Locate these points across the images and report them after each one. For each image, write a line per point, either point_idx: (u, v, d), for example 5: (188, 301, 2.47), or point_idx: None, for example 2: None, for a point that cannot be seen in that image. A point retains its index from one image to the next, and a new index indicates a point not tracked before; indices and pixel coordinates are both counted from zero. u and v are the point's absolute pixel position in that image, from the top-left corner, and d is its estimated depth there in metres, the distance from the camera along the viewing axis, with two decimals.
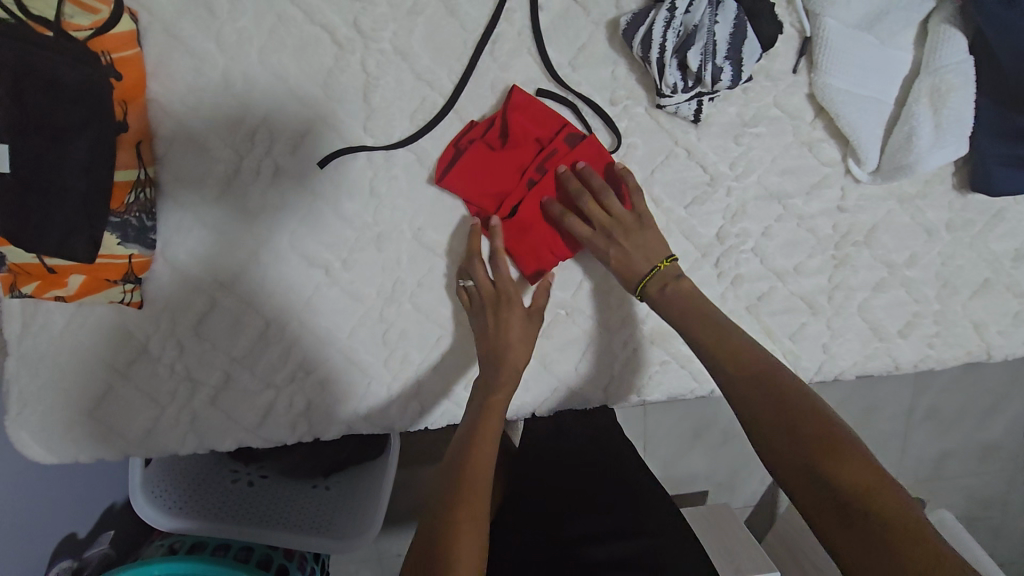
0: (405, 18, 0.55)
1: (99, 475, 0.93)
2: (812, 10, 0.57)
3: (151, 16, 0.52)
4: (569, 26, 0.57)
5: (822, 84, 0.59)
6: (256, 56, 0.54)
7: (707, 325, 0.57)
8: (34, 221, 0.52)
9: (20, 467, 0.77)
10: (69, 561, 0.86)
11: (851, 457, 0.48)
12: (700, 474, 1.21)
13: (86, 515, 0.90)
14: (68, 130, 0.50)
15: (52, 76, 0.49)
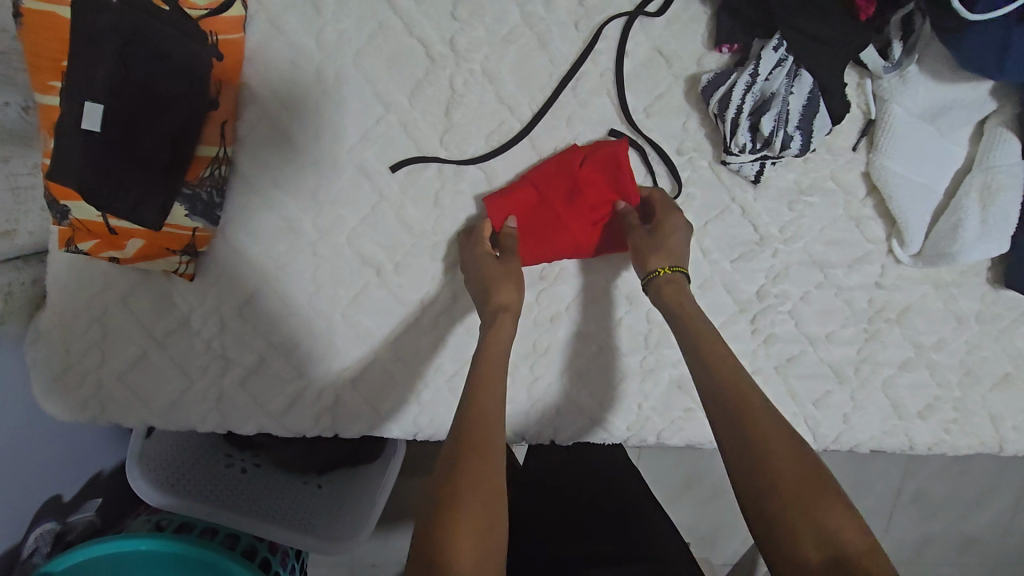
0: (498, 43, 0.57)
1: (94, 439, 0.92)
2: (881, 95, 0.60)
3: (259, 6, 0.54)
4: (650, 75, 0.59)
5: (881, 166, 0.61)
6: (351, 57, 0.56)
7: (709, 345, 0.55)
8: (113, 181, 0.54)
9: (21, 421, 0.76)
10: (52, 524, 0.84)
11: (809, 466, 0.48)
12: (685, 525, 1.20)
13: (74, 479, 0.88)
14: (163, 100, 0.52)
15: (160, 48, 0.51)
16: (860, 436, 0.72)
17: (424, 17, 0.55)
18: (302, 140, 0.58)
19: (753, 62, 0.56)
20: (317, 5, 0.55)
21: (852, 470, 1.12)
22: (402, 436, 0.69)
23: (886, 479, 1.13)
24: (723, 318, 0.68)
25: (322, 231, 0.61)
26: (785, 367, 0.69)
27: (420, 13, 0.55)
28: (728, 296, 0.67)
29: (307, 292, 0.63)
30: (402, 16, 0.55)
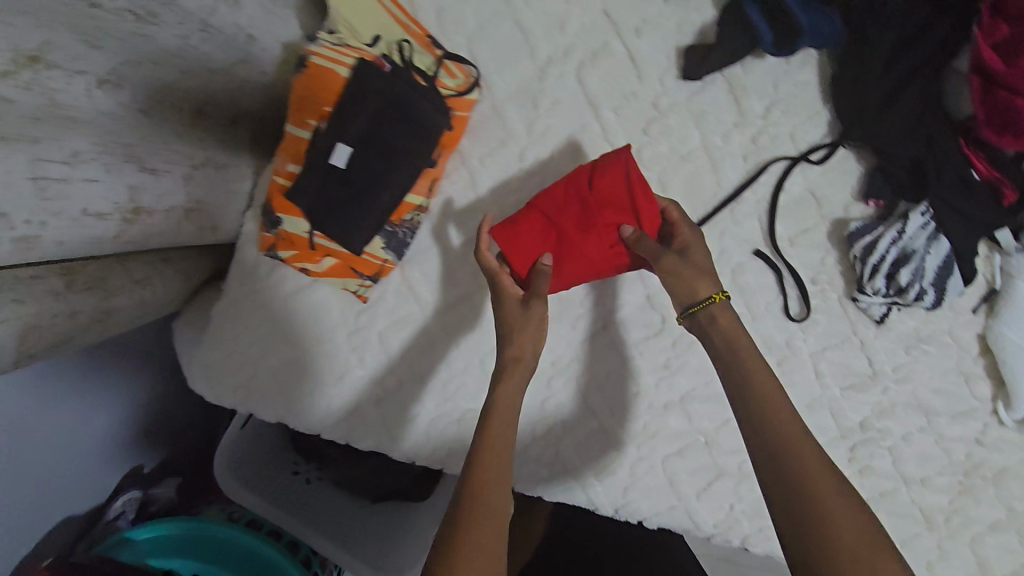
0: (676, 160, 0.66)
1: (171, 416, 0.98)
2: (1006, 270, 0.66)
3: (488, 95, 0.66)
4: (800, 210, 0.67)
5: (999, 333, 0.66)
6: (551, 147, 0.66)
7: (753, 376, 0.51)
8: (336, 208, 0.63)
9: (93, 399, 0.80)
10: (136, 493, 0.93)
11: (858, 518, 0.45)
12: None
13: (152, 451, 0.95)
14: (398, 154, 0.62)
15: (410, 114, 0.62)
16: None
17: (620, 127, 0.65)
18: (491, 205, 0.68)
19: (901, 221, 0.63)
20: (535, 103, 0.65)
21: None
22: None
23: None
24: (824, 440, 0.71)
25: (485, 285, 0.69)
26: (877, 501, 0.72)
27: (617, 123, 0.65)
28: (832, 421, 0.71)
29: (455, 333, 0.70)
30: (602, 124, 0.65)
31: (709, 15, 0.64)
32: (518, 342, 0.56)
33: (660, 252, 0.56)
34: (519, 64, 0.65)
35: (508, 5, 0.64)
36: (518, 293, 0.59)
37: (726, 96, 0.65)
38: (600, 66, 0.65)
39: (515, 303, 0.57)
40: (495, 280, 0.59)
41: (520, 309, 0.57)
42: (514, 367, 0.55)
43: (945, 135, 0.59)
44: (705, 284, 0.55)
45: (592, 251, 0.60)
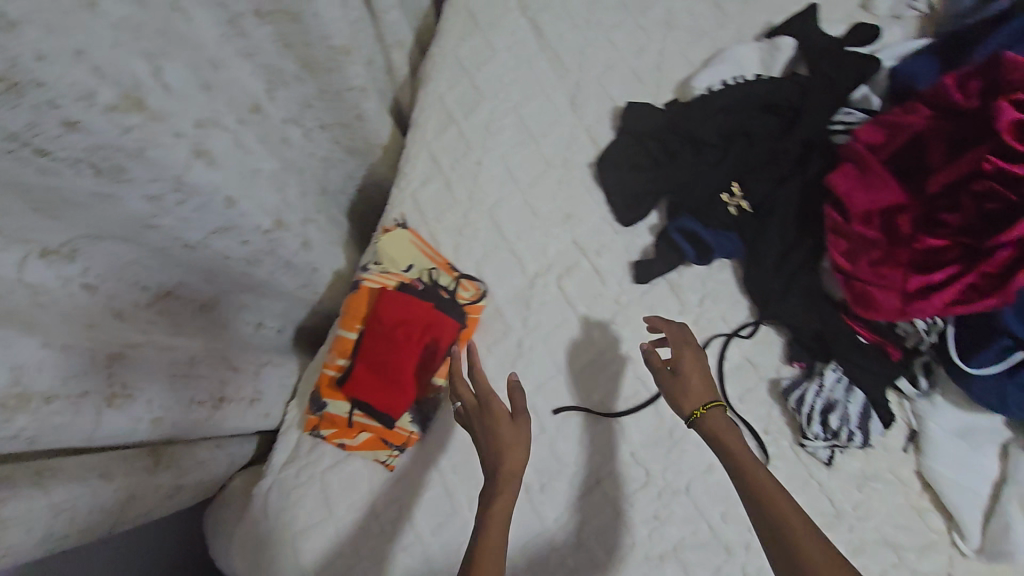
0: (638, 340, 0.86)
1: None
2: (918, 412, 0.83)
3: (493, 299, 0.88)
4: (741, 376, 0.85)
5: (930, 467, 0.80)
6: (541, 335, 0.86)
7: (734, 439, 0.64)
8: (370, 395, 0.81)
9: None
10: None
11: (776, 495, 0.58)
12: None
13: None
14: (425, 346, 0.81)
15: (434, 314, 0.81)
16: None
17: (592, 319, 0.87)
18: (498, 382, 0.85)
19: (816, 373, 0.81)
20: (527, 303, 0.87)
21: None
22: None
23: None
24: None
25: None
26: None
27: (590, 316, 0.87)
28: None
29: (468, 495, 0.80)
30: (578, 317, 0.87)
31: (649, 239, 0.90)
32: (513, 449, 0.65)
33: (664, 369, 0.71)
34: (515, 278, 0.88)
35: (505, 240, 0.90)
36: (505, 414, 0.68)
37: (668, 293, 0.88)
38: (574, 277, 0.88)
39: (504, 422, 0.67)
40: (487, 401, 0.70)
41: (513, 427, 0.67)
42: (502, 433, 0.66)
43: (823, 306, 0.81)
44: (690, 401, 0.68)
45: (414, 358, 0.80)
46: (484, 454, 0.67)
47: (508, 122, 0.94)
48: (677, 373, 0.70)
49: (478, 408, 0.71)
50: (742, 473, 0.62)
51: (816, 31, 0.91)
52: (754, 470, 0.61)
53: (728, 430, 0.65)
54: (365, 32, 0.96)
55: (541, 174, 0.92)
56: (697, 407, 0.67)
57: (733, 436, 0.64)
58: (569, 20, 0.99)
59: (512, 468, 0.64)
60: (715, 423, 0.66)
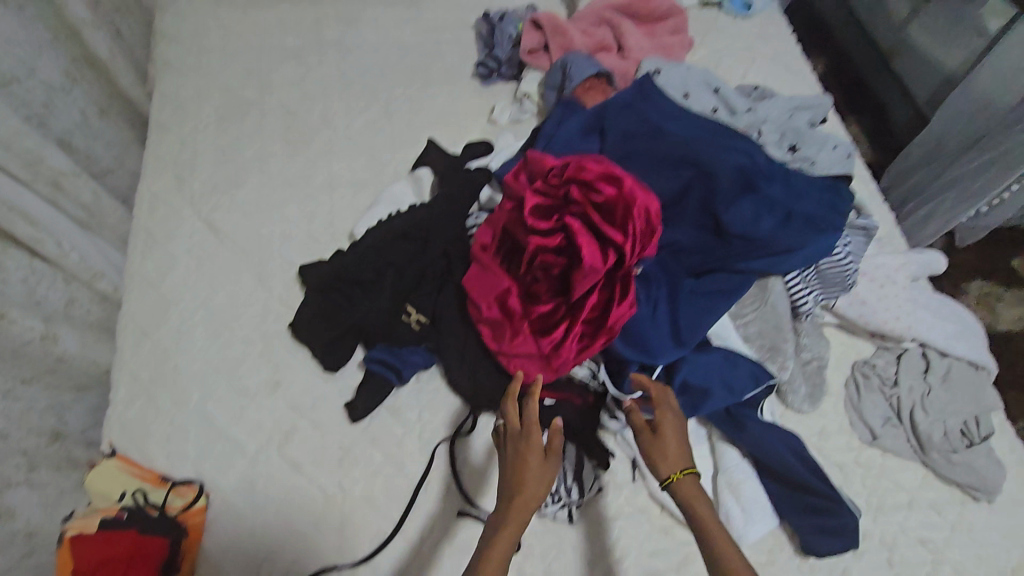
0: (371, 475, 0.89)
1: None
2: (627, 441, 0.90)
3: (216, 492, 0.86)
4: (477, 470, 0.88)
5: (653, 489, 0.88)
6: (274, 511, 0.86)
7: (692, 497, 0.69)
8: None
9: None
10: None
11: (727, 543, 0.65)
12: None
13: None
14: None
15: (127, 540, 0.79)
16: None
17: (321, 474, 0.88)
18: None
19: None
20: (252, 482, 0.87)
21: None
22: None
23: None
24: None
25: None
26: None
27: (319, 470, 0.89)
28: None
29: None
30: (306, 477, 0.88)
31: (359, 376, 0.95)
32: (538, 480, 0.68)
33: (644, 429, 0.74)
34: (236, 463, 0.89)
35: (219, 429, 0.91)
36: (540, 455, 0.69)
37: (389, 419, 0.93)
38: (295, 439, 0.91)
39: (536, 459, 0.68)
40: (527, 431, 0.71)
41: (543, 461, 0.69)
42: (524, 477, 0.67)
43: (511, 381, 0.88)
44: (666, 463, 0.72)
45: None
46: (506, 470, 0.69)
47: (199, 316, 0.98)
48: (653, 433, 0.74)
49: (518, 436, 0.71)
50: (708, 537, 0.66)
51: (442, 156, 1.06)
52: (715, 536, 0.66)
53: (698, 498, 0.69)
54: (38, 284, 0.99)
55: (242, 353, 0.96)
56: (671, 473, 0.70)
57: (695, 500, 0.69)
58: (240, 207, 1.07)
59: (519, 512, 0.66)
60: (685, 492, 0.69)
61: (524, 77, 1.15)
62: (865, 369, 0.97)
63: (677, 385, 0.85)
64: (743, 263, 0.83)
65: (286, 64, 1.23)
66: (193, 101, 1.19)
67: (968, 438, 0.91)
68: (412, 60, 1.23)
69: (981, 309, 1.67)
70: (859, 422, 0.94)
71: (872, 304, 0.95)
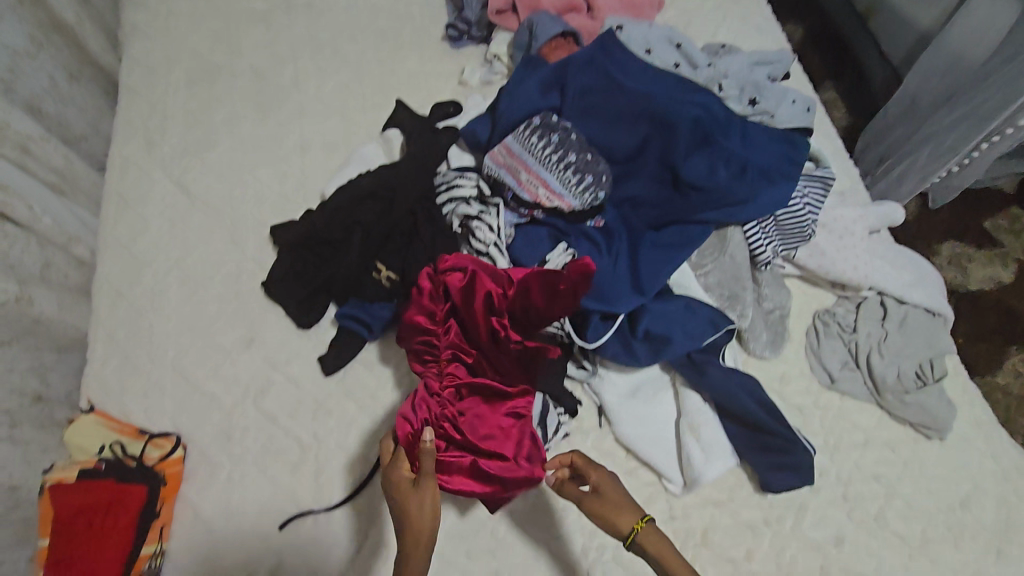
0: (345, 426, 0.91)
1: None
2: (595, 390, 0.93)
3: (193, 445, 0.88)
4: None
5: (618, 431, 0.91)
6: (252, 461, 0.88)
7: (650, 537, 0.71)
8: None
9: None
10: None
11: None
12: None
13: None
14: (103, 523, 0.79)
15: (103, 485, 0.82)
16: None
17: (297, 426, 0.91)
18: (217, 522, 0.85)
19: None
20: (229, 435, 0.90)
21: None
22: None
23: None
24: None
25: None
26: None
27: (294, 422, 0.91)
28: None
29: None
30: (282, 428, 0.91)
31: (331, 332, 0.97)
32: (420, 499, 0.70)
33: (585, 496, 0.74)
34: (213, 416, 0.91)
35: (196, 385, 0.92)
36: (410, 479, 0.72)
37: (362, 372, 0.95)
38: (271, 392, 0.93)
39: (421, 496, 0.70)
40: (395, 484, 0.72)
41: (415, 487, 0.71)
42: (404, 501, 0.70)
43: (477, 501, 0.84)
44: (625, 519, 0.72)
45: (84, 542, 0.78)
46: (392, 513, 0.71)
47: (173, 277, 0.99)
48: (596, 494, 0.74)
49: (407, 486, 0.71)
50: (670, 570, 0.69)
51: (412, 116, 1.07)
52: (674, 563, 0.70)
53: (655, 539, 0.71)
54: (11, 246, 1.00)
55: (217, 310, 0.97)
56: (635, 525, 0.71)
57: (649, 533, 0.71)
58: (212, 170, 1.08)
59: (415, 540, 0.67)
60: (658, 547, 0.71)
61: (493, 39, 1.16)
62: (826, 317, 1.00)
63: (639, 336, 0.88)
64: (702, 214, 0.86)
65: (256, 29, 1.22)
66: (163, 66, 1.18)
67: (922, 380, 0.94)
68: (382, 22, 1.23)
69: (953, 269, 1.71)
70: (818, 367, 0.97)
71: (830, 255, 0.98)
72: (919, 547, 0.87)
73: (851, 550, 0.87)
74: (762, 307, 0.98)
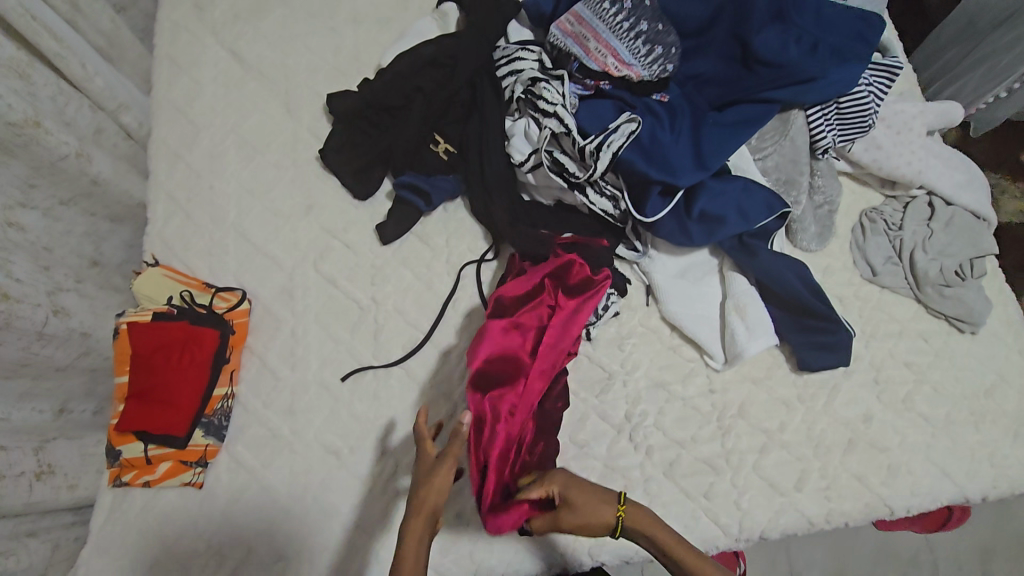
0: (402, 292, 0.94)
1: None
2: (644, 270, 0.96)
3: (259, 302, 0.92)
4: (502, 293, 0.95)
5: (665, 309, 0.94)
6: (315, 319, 0.92)
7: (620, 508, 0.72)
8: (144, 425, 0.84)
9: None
10: None
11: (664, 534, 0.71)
12: None
13: None
14: (181, 362, 0.86)
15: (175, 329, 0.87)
16: (761, 520, 0.87)
17: (356, 289, 0.94)
18: (282, 372, 0.89)
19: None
20: (292, 294, 0.93)
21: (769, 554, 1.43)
22: None
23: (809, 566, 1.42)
24: (607, 442, 0.91)
25: (303, 432, 0.87)
26: (671, 470, 0.89)
27: (353, 286, 0.94)
28: (604, 423, 0.92)
29: (285, 483, 0.85)
30: (342, 291, 0.94)
31: (387, 204, 0.99)
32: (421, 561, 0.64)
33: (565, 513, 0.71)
34: (275, 277, 0.94)
35: (258, 247, 0.95)
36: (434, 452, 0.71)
37: (417, 243, 0.97)
38: (330, 257, 0.95)
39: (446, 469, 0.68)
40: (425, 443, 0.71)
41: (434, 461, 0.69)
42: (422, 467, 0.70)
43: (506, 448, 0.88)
44: (607, 508, 0.71)
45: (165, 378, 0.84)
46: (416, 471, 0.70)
47: (230, 144, 1.00)
48: (567, 491, 0.72)
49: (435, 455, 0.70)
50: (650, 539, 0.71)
51: None
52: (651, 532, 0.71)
53: (641, 521, 0.71)
54: (66, 102, 0.99)
55: (275, 177, 0.99)
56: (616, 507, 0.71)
57: (638, 516, 0.71)
58: (264, 38, 1.06)
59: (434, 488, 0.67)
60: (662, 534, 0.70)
61: None
62: (873, 214, 1.02)
63: (695, 218, 0.88)
64: (768, 93, 0.86)
65: None
66: None
67: (961, 276, 0.96)
68: None
69: None
70: (861, 261, 1.00)
71: (885, 150, 0.98)
72: (942, 427, 0.92)
73: (878, 427, 0.92)
74: (812, 200, 0.99)
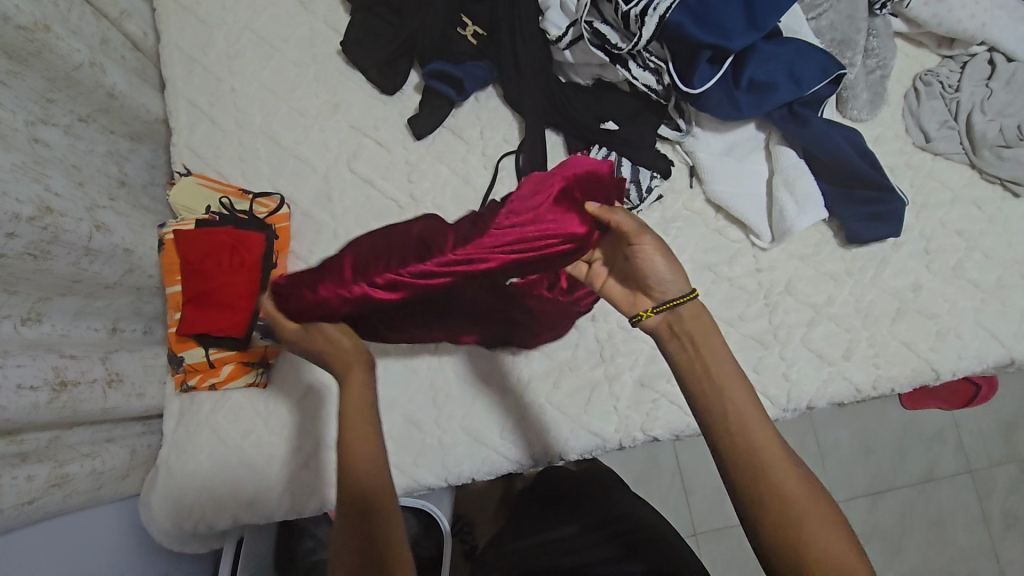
0: (440, 189, 0.92)
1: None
2: (688, 150, 0.93)
3: (297, 207, 0.91)
4: None
5: (711, 190, 0.91)
6: (354, 220, 0.91)
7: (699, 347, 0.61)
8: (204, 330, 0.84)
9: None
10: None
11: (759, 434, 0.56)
12: None
13: None
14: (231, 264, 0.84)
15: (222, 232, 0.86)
16: (810, 390, 0.87)
17: (393, 188, 0.92)
18: None
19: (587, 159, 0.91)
20: (329, 197, 0.91)
21: (799, 437, 1.49)
22: (438, 482, 0.85)
23: (839, 446, 1.48)
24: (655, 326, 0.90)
25: None
26: None
27: (390, 185, 0.92)
28: None
29: None
30: (379, 190, 0.92)
31: (416, 98, 0.95)
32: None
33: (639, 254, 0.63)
34: (310, 180, 0.92)
35: (289, 150, 0.92)
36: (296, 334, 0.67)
37: (451, 138, 0.94)
38: (362, 157, 0.93)
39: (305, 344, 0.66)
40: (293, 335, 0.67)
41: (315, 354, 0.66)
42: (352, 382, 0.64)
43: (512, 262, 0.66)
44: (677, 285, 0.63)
45: (218, 280, 0.83)
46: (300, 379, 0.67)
47: (247, 44, 0.95)
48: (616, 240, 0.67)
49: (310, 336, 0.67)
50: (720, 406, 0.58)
51: None
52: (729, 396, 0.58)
53: (706, 350, 0.60)
54: (70, 8, 0.93)
55: (297, 77, 0.95)
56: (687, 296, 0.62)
57: (704, 335, 0.61)
58: None
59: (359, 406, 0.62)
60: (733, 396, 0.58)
61: None
62: (927, 77, 0.96)
63: (744, 86, 0.84)
64: None
65: None
66: None
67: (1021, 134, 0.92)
68: None
69: None
70: (914, 127, 0.96)
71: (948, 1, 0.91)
72: (992, 292, 0.91)
73: (927, 296, 0.91)
74: (865, 64, 0.94)
